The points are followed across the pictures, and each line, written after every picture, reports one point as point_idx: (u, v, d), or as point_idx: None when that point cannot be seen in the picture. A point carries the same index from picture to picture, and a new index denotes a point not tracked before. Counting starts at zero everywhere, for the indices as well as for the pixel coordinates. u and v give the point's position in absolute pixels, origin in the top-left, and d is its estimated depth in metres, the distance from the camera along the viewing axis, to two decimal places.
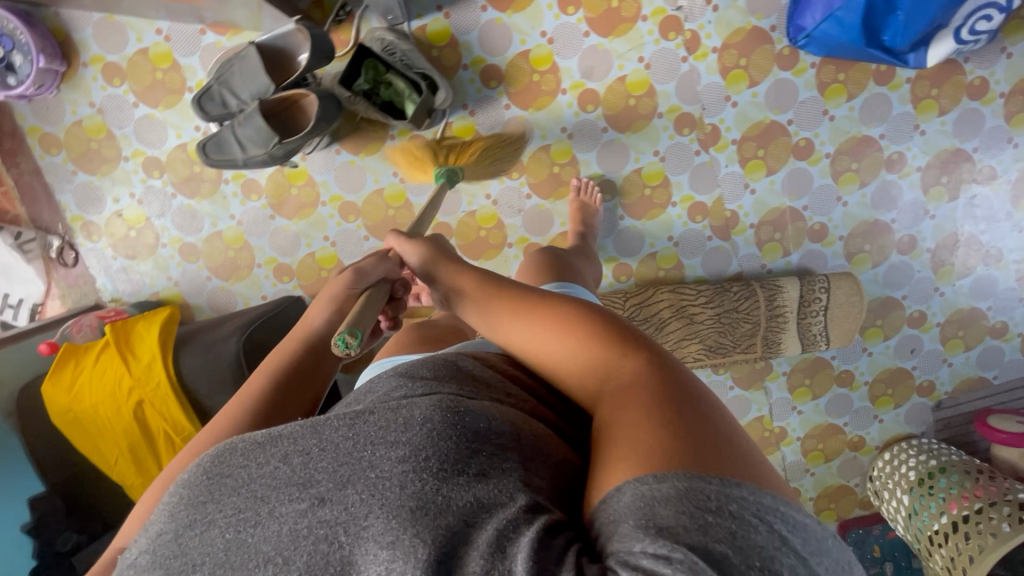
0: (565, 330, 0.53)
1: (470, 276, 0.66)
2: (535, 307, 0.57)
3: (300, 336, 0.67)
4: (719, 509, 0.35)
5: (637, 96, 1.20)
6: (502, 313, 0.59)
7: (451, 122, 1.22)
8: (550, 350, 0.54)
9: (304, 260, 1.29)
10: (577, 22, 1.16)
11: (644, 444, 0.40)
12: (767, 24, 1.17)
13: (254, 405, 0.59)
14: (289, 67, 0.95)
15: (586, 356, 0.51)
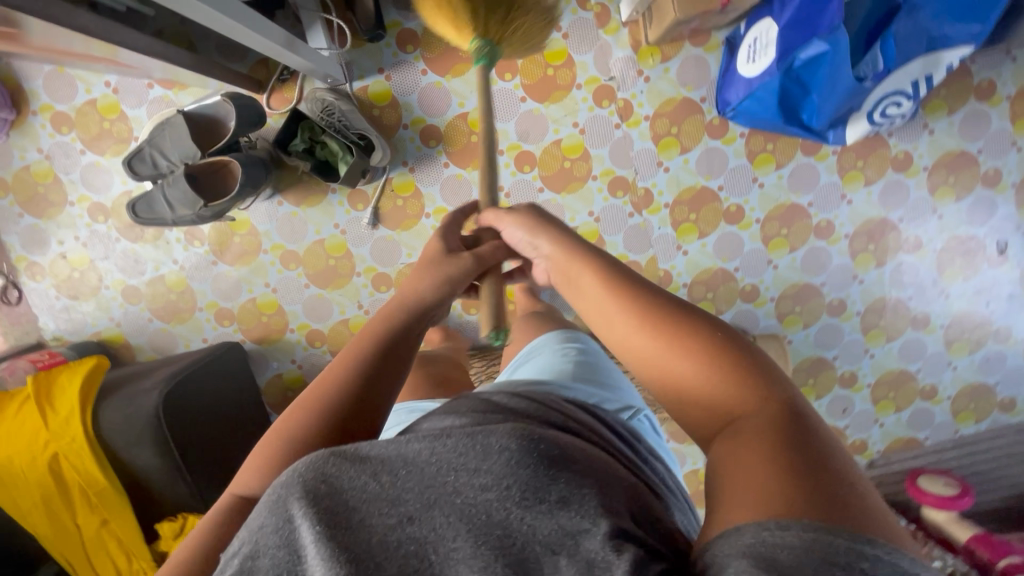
0: (680, 339, 0.46)
1: (575, 256, 0.58)
2: (652, 306, 0.50)
3: (399, 299, 0.61)
4: (849, 566, 0.28)
5: (572, 159, 1.25)
6: (613, 306, 0.52)
7: (391, 178, 1.25)
8: (660, 357, 0.47)
9: (245, 304, 1.32)
10: (513, 88, 1.21)
11: (765, 483, 0.34)
12: (697, 95, 1.21)
13: (367, 374, 0.52)
14: (216, 131, 0.99)
15: (701, 374, 0.45)
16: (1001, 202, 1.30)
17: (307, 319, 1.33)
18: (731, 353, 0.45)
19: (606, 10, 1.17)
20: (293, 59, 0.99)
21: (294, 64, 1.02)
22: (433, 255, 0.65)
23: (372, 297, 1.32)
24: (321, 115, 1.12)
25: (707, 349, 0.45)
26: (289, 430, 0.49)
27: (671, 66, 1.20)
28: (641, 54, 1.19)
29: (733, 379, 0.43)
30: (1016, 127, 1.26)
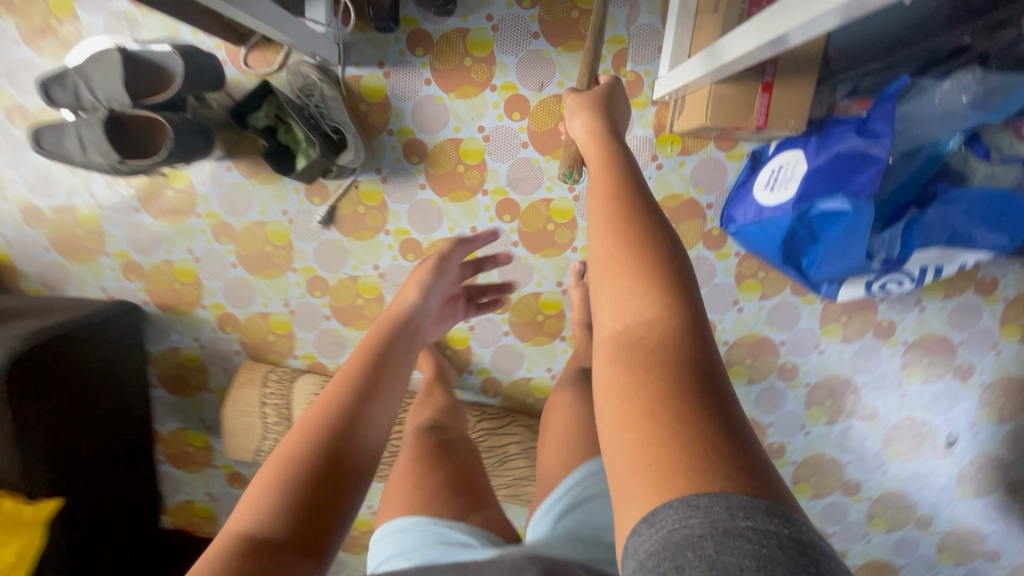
0: (621, 229, 0.48)
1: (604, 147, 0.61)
2: (620, 194, 0.51)
3: (376, 336, 0.74)
4: (697, 543, 0.31)
5: (556, 223, 1.14)
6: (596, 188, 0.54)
7: (358, 181, 1.12)
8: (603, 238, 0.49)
9: (159, 265, 1.17)
10: (518, 130, 1.09)
11: (638, 428, 0.38)
12: (704, 200, 1.13)
13: (348, 368, 0.67)
14: (156, 77, 0.84)
15: (622, 264, 0.46)
16: (965, 397, 1.26)
17: (223, 299, 1.19)
18: (659, 252, 0.46)
19: (639, 81, 1.07)
20: (268, 28, 0.81)
21: (270, 34, 0.84)
22: (400, 304, 0.83)
23: (301, 299, 1.19)
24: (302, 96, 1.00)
25: (640, 251, 0.46)
26: (288, 453, 0.55)
27: (687, 162, 1.10)
28: (661, 138, 1.09)
29: (646, 278, 0.45)
30: (1002, 331, 1.22)
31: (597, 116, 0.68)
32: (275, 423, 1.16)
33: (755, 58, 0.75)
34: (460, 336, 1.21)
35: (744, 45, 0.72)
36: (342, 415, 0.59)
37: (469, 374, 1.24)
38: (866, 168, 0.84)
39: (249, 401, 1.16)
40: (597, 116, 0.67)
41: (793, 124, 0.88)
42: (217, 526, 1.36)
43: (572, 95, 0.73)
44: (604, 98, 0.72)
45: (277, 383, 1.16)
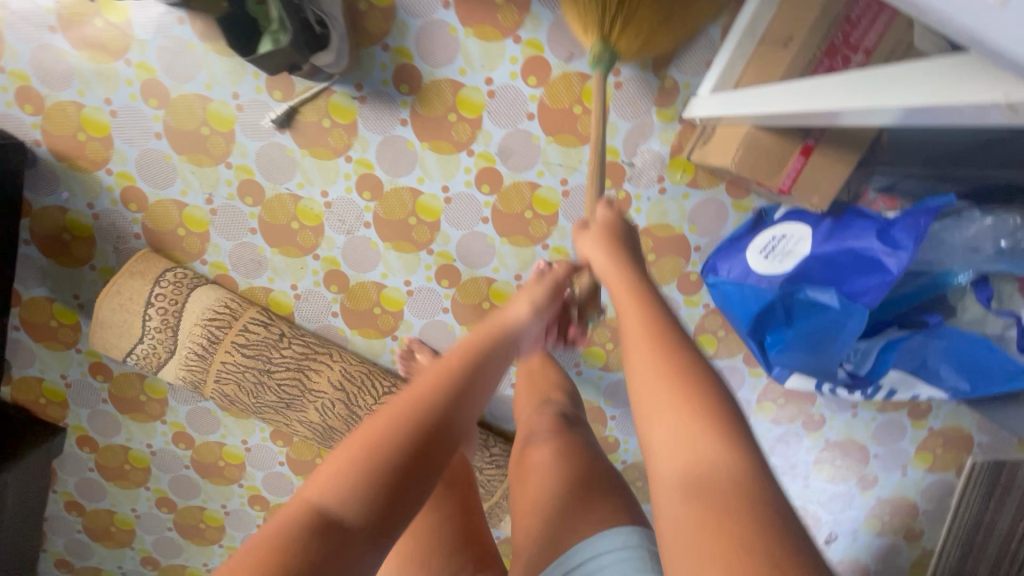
0: (665, 367, 0.48)
1: (623, 277, 0.62)
2: (660, 330, 0.52)
3: (484, 333, 0.64)
4: None
5: (535, 213, 1.03)
6: (630, 320, 0.55)
7: (332, 91, 0.96)
8: (645, 370, 0.49)
9: (65, 105, 0.97)
10: (528, 98, 0.95)
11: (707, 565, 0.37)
12: (694, 241, 1.05)
13: (452, 365, 0.56)
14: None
15: (666, 398, 0.46)
16: (859, 505, 1.29)
17: (134, 172, 1.01)
18: (708, 385, 0.46)
19: (674, 91, 0.95)
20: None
21: None
22: (516, 307, 0.70)
23: (227, 201, 1.03)
24: None
25: (691, 388, 0.46)
26: (377, 433, 0.46)
27: (692, 196, 1.01)
28: (674, 161, 0.99)
29: (700, 411, 0.44)
30: (915, 456, 1.23)
31: (617, 248, 0.68)
32: (156, 329, 1.00)
33: (803, 120, 0.67)
34: (395, 298, 1.09)
35: (806, 101, 0.62)
36: (439, 413, 0.49)
37: (390, 339, 1.12)
38: (877, 277, 0.77)
39: (132, 297, 1.00)
40: (613, 245, 0.68)
41: (814, 203, 0.79)
42: (64, 414, 1.21)
43: (581, 232, 0.73)
44: (617, 226, 0.72)
45: (172, 287, 1.02)
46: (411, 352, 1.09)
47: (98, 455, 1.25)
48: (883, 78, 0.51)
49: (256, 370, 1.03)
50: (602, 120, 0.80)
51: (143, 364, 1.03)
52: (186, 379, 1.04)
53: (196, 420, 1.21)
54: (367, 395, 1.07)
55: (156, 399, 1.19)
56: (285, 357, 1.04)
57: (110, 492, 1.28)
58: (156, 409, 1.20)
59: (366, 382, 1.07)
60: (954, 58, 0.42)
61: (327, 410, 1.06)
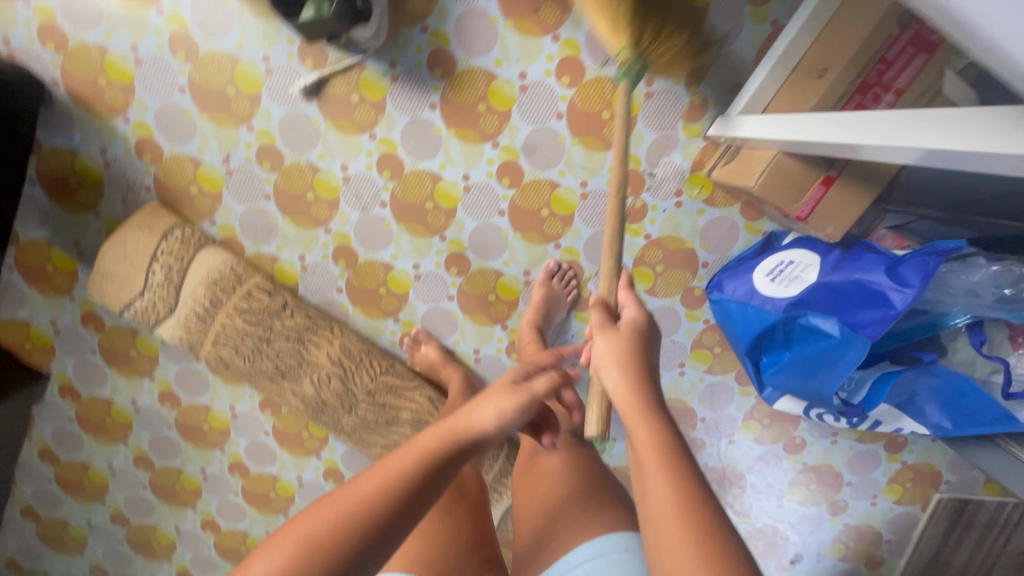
0: (687, 535, 0.49)
1: (646, 419, 0.57)
2: (690, 515, 0.50)
3: (453, 429, 0.62)
4: None
5: (551, 211, 1.04)
6: (658, 491, 0.52)
7: (364, 66, 0.95)
8: (679, 575, 0.48)
9: (89, 47, 0.95)
10: (559, 97, 0.96)
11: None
12: (702, 256, 1.07)
13: (410, 477, 0.56)
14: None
15: (689, 569, 0.47)
16: (827, 529, 1.33)
17: (152, 123, 1.00)
18: (731, 564, 0.47)
19: (702, 107, 0.96)
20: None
21: None
22: (492, 411, 0.64)
23: (244, 164, 1.02)
24: None
25: (713, 570, 0.46)
26: (312, 532, 0.51)
27: (706, 212, 1.03)
28: (693, 177, 1.00)
29: None
30: (885, 487, 1.28)
31: (636, 370, 0.61)
32: (159, 284, 0.99)
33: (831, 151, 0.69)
34: (402, 280, 1.10)
35: (840, 131, 0.63)
36: (377, 524, 0.53)
37: (392, 321, 1.12)
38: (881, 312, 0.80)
39: (136, 249, 0.98)
40: (635, 367, 0.61)
41: (828, 232, 0.81)
42: (49, 360, 1.18)
43: (599, 331, 0.65)
44: (637, 334, 0.65)
45: (178, 243, 1.00)
46: (418, 341, 1.12)
47: (79, 406, 1.23)
48: (917, 122, 0.53)
49: (256, 337, 1.03)
50: (625, 133, 0.72)
51: (140, 319, 1.02)
52: (183, 339, 1.03)
53: (184, 380, 1.20)
54: (364, 373, 1.07)
55: (146, 356, 1.18)
56: (287, 327, 1.04)
57: (87, 445, 1.26)
58: (145, 366, 1.19)
59: (365, 359, 1.08)
60: (987, 109, 0.44)
61: (323, 383, 1.06)
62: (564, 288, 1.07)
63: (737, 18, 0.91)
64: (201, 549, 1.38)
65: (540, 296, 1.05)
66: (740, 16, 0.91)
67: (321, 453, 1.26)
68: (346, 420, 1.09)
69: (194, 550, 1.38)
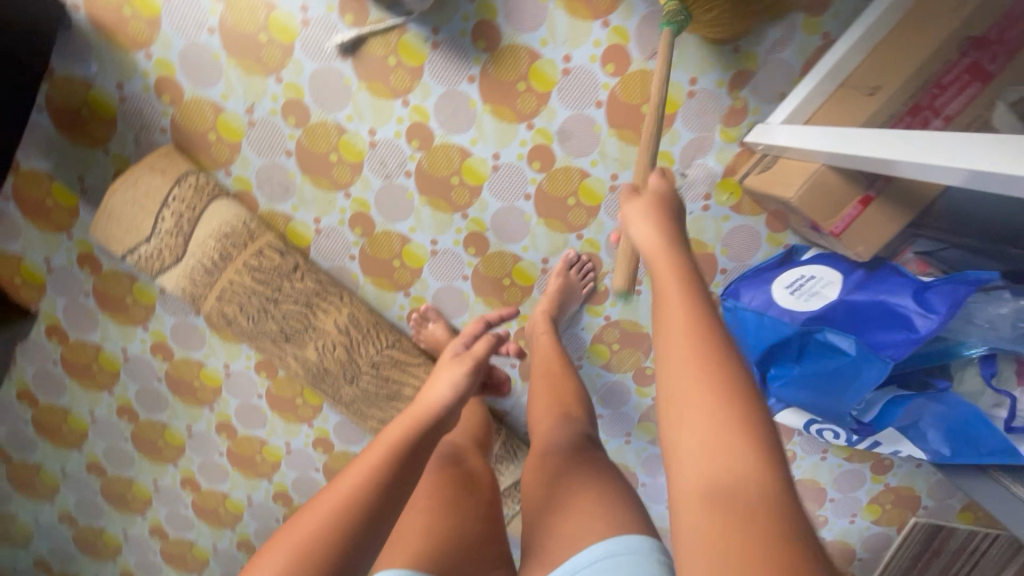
0: (707, 365, 0.43)
1: (667, 251, 0.53)
2: (703, 324, 0.45)
3: (415, 418, 0.69)
4: None
5: (578, 201, 1.02)
6: (671, 304, 0.48)
7: (406, 30, 0.93)
8: (684, 377, 0.43)
9: None
10: (601, 85, 0.94)
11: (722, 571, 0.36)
12: (722, 262, 1.06)
13: (382, 465, 0.61)
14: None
15: (705, 402, 0.41)
16: None
17: (177, 64, 0.95)
18: (753, 404, 0.42)
19: (742, 113, 0.95)
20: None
21: None
22: (444, 384, 0.78)
23: (268, 116, 0.98)
24: None
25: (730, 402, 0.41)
26: (302, 536, 0.54)
27: (731, 219, 1.03)
28: (724, 182, 1.00)
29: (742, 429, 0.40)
30: (866, 507, 1.30)
31: (663, 218, 0.58)
32: (167, 231, 0.95)
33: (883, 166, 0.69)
34: (418, 255, 1.07)
35: (886, 148, 0.64)
36: (364, 507, 0.57)
37: (402, 295, 1.10)
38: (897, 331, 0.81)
39: (146, 191, 0.94)
40: (662, 220, 0.58)
41: (859, 250, 0.81)
42: (38, 298, 1.14)
43: (626, 199, 0.63)
44: (670, 202, 0.61)
45: (191, 191, 0.96)
46: (425, 319, 1.10)
47: (65, 349, 1.18)
48: (969, 142, 0.53)
49: (263, 296, 1.00)
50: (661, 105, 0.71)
51: (142, 266, 0.98)
52: (186, 290, 1.00)
53: (180, 334, 1.16)
54: (369, 345, 1.05)
55: (142, 305, 1.14)
56: (295, 289, 1.01)
57: (70, 390, 1.22)
58: (140, 315, 1.14)
59: (371, 330, 1.05)
60: None
61: (326, 350, 1.03)
62: (582, 280, 1.06)
63: (789, 26, 0.90)
64: (178, 507, 1.35)
65: (553, 287, 1.04)
66: (791, 25, 0.90)
67: (313, 422, 1.24)
68: (346, 390, 1.07)
69: (170, 507, 1.35)
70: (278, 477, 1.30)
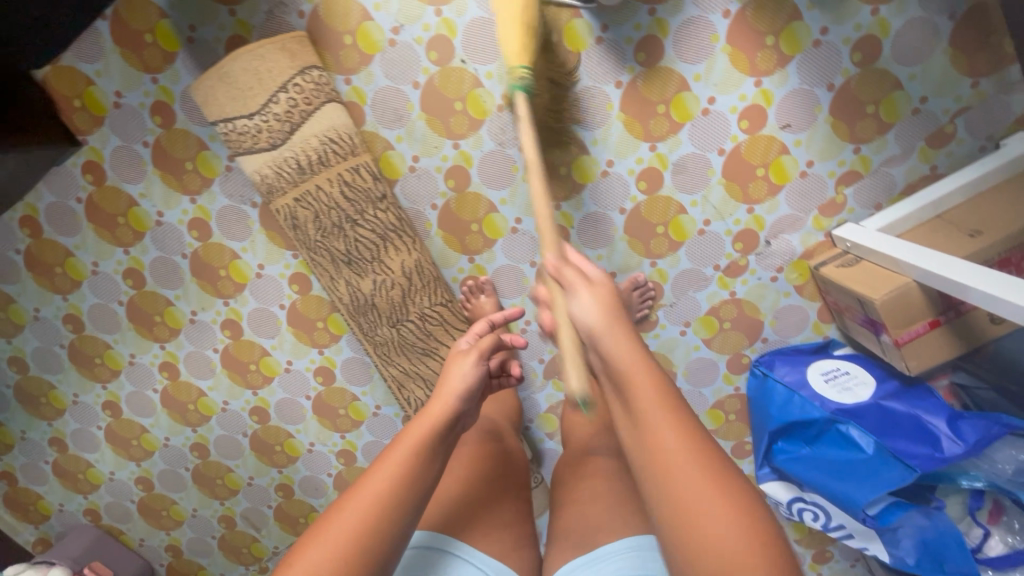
0: (681, 422, 0.56)
1: (647, 371, 0.59)
2: (694, 449, 0.55)
3: (436, 419, 0.76)
4: None
5: (666, 232, 1.06)
6: (661, 429, 0.56)
7: (576, 16, 0.94)
8: (674, 458, 0.55)
9: None
10: (730, 136, 0.99)
11: None
12: (767, 332, 1.11)
13: (411, 468, 0.69)
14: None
15: (697, 465, 0.54)
16: None
17: None
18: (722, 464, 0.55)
19: (839, 207, 1.02)
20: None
21: None
22: (456, 375, 0.83)
23: (411, 42, 0.96)
24: None
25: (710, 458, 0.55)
26: (343, 531, 0.63)
27: (791, 297, 1.09)
28: (798, 263, 1.06)
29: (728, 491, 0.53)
30: None
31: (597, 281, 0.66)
32: (275, 116, 0.92)
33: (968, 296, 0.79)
34: (497, 226, 1.07)
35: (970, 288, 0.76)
36: (395, 506, 0.66)
37: (466, 260, 1.10)
38: (916, 441, 0.91)
39: (270, 69, 0.90)
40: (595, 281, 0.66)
41: (910, 364, 0.89)
42: (90, 130, 1.05)
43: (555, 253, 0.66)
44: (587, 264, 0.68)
45: (311, 87, 0.92)
46: (479, 290, 1.10)
47: (96, 192, 1.10)
48: None
49: (345, 214, 0.97)
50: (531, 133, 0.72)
51: (232, 140, 0.93)
52: (265, 180, 0.96)
53: (226, 219, 1.10)
54: (424, 296, 1.04)
55: (200, 176, 1.07)
56: (375, 218, 0.99)
57: (82, 234, 1.13)
58: (194, 185, 1.08)
59: (421, 282, 1.04)
60: None
61: (382, 286, 1.02)
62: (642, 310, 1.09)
63: (907, 149, 0.98)
64: (145, 389, 1.28)
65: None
66: (910, 147, 0.98)
67: (324, 350, 1.21)
68: (383, 331, 1.05)
69: (137, 387, 1.27)
70: (264, 392, 1.26)
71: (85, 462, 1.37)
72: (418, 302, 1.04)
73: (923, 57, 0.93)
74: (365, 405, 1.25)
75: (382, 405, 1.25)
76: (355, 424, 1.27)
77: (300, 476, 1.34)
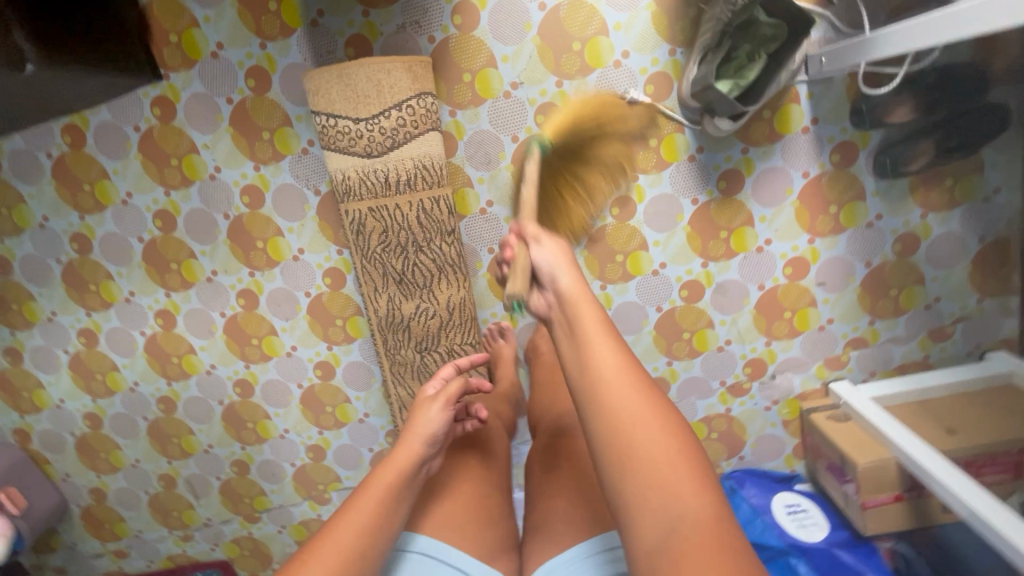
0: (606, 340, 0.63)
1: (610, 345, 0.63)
2: (629, 372, 0.61)
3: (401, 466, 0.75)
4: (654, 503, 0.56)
5: (690, 338, 1.13)
6: (616, 384, 0.60)
7: (679, 132, 1.01)
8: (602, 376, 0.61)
9: None
10: (772, 276, 1.08)
11: None
12: (745, 451, 1.21)
13: (374, 513, 0.70)
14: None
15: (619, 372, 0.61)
16: None
17: (490, 4, 0.95)
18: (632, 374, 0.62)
19: (841, 364, 1.14)
20: (1004, 20, 0.57)
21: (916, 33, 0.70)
22: (422, 421, 0.80)
23: (524, 101, 1.00)
24: (785, 76, 0.89)
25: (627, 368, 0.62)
26: None
27: (776, 427, 1.19)
28: (791, 401, 1.17)
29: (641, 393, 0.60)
30: None
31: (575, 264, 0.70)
32: (382, 130, 0.93)
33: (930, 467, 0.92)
34: None
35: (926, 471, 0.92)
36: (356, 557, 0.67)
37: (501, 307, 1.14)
38: None
39: (391, 85, 0.91)
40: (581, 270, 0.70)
41: (868, 525, 1.02)
42: (175, 67, 1.01)
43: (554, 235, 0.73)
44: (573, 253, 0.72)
45: (418, 113, 0.94)
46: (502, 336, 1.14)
47: (158, 127, 1.06)
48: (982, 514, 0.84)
49: (412, 238, 0.99)
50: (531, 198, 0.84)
51: (327, 134, 0.94)
52: (346, 181, 0.96)
53: (283, 195, 1.09)
54: (457, 334, 1.06)
55: (272, 149, 1.06)
56: (438, 250, 1.01)
57: (127, 161, 1.09)
58: (263, 154, 1.06)
59: (432, 316, 1.04)
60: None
61: (423, 313, 1.04)
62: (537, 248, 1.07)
63: (911, 334, 1.11)
64: (132, 328, 1.22)
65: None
66: (914, 333, 1.11)
67: (333, 346, 1.20)
68: (406, 353, 1.07)
69: (124, 324, 1.22)
70: (256, 368, 1.23)
71: (34, 382, 1.28)
72: (442, 334, 1.05)
73: (948, 264, 1.06)
74: (354, 409, 1.25)
75: (370, 414, 1.25)
76: (336, 424, 1.27)
77: (260, 458, 1.31)
